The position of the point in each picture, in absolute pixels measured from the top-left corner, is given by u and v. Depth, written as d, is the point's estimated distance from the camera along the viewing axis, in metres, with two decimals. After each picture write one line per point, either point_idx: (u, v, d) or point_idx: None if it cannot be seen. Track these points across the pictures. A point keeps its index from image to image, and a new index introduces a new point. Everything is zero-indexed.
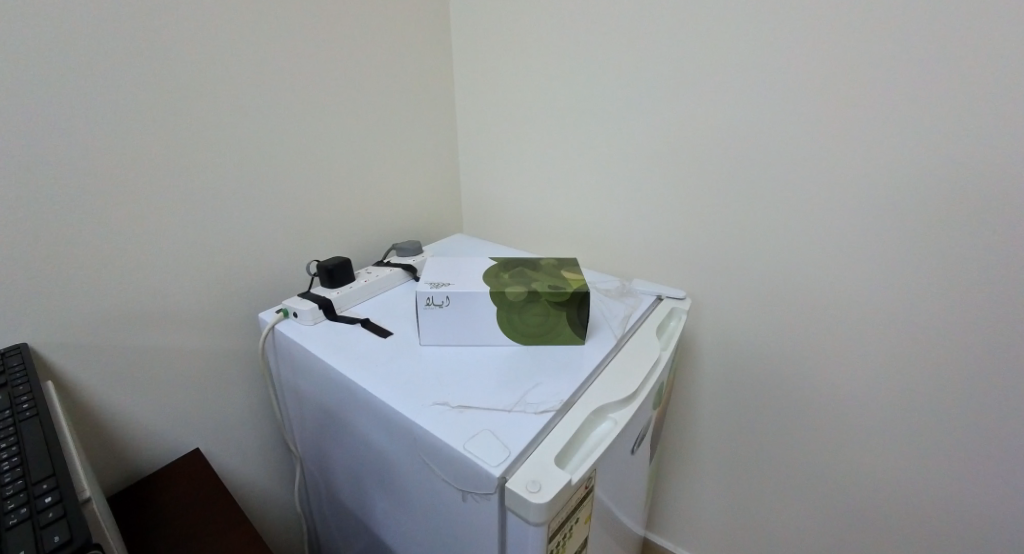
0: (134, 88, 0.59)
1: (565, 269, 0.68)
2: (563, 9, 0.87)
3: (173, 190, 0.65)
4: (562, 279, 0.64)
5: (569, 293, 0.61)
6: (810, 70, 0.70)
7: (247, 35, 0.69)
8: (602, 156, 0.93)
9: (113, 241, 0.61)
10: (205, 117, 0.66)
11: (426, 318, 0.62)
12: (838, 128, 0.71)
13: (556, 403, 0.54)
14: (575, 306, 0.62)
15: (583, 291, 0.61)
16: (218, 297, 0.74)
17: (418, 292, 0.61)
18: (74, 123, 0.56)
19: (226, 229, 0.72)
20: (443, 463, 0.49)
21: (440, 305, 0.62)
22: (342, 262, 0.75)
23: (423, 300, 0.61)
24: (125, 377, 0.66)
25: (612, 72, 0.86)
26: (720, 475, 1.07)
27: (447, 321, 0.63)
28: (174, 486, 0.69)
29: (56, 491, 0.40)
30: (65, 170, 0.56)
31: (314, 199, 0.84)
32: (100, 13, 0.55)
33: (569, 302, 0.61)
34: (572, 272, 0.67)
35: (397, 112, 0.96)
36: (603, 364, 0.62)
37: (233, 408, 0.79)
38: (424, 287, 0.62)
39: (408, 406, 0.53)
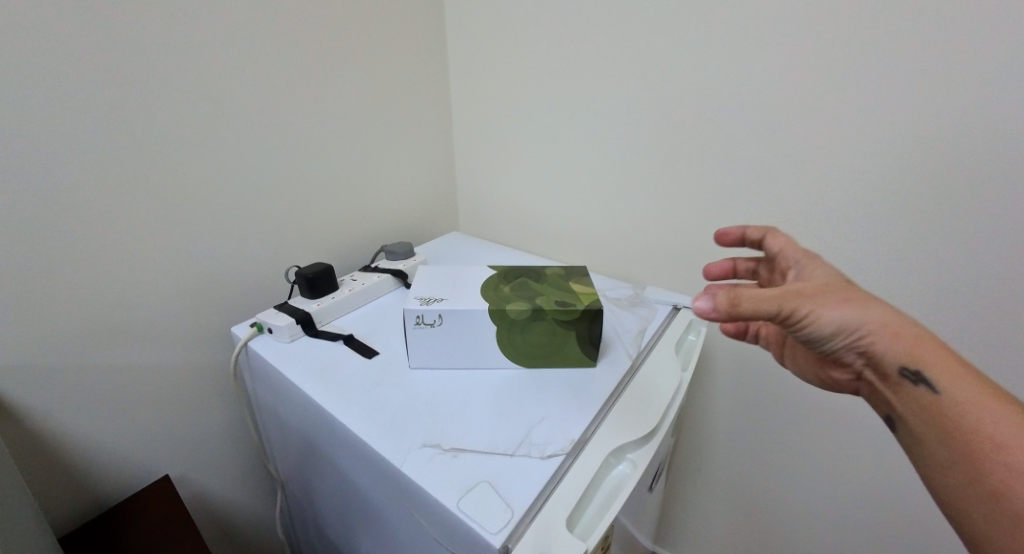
0: (77, 76, 0.50)
1: (574, 279, 0.59)
2: None
3: (130, 192, 0.57)
4: (571, 291, 0.57)
5: (579, 311, 0.53)
6: (863, 49, 0.55)
7: (208, 12, 0.59)
8: (608, 141, 0.79)
9: (51, 243, 0.52)
10: (165, 107, 0.57)
11: (415, 340, 0.55)
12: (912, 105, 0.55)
13: (566, 444, 0.46)
14: (587, 324, 0.54)
15: (595, 308, 0.53)
16: (186, 312, 0.66)
17: (406, 310, 0.53)
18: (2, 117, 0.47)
19: (188, 229, 0.63)
20: (435, 521, 0.42)
21: (432, 324, 0.54)
22: (324, 269, 0.67)
23: (412, 319, 0.54)
24: (82, 405, 0.58)
25: (618, 54, 0.73)
26: (733, 505, 0.96)
27: (440, 342, 0.55)
28: (142, 520, 0.61)
29: None
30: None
31: (290, 196, 0.75)
32: None
33: (579, 320, 0.53)
34: (582, 284, 0.58)
35: (386, 100, 0.86)
36: (617, 390, 0.54)
37: (209, 431, 0.72)
38: (413, 303, 0.54)
39: (393, 450, 0.45)
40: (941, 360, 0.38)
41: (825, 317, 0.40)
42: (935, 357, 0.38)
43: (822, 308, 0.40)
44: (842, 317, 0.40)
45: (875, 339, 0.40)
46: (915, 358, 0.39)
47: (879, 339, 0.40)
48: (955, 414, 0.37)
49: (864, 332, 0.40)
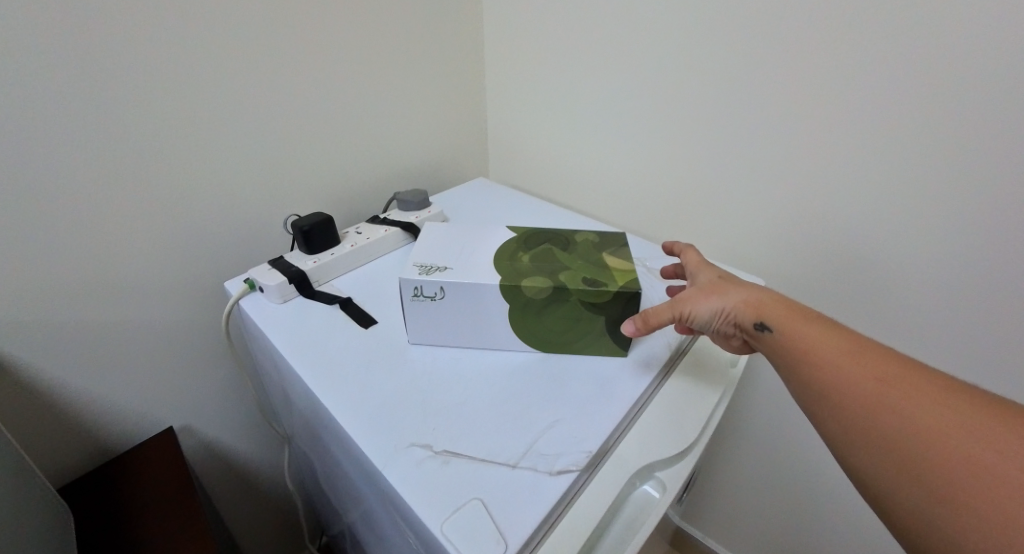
0: None
1: (609, 249, 0.49)
2: None
3: (99, 127, 0.50)
4: (603, 265, 0.46)
5: (610, 293, 0.43)
6: None
7: None
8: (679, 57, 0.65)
9: (6, 183, 0.46)
10: (132, 24, 0.49)
11: (414, 315, 0.47)
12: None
13: (581, 456, 0.38)
14: (620, 308, 0.44)
15: (630, 290, 0.43)
16: (178, 262, 0.61)
17: (402, 280, 0.45)
18: None
19: (169, 168, 0.56)
20: (419, 538, 0.35)
21: (432, 298, 0.45)
22: (322, 221, 0.59)
23: (409, 291, 0.45)
24: (72, 356, 0.56)
25: None
26: (767, 491, 0.89)
27: (442, 318, 0.47)
28: (144, 473, 0.60)
29: None
30: None
31: (287, 130, 0.66)
32: None
33: (610, 303, 0.43)
34: (617, 256, 0.47)
35: (401, 20, 0.74)
36: (649, 390, 0.45)
37: (214, 383, 0.70)
38: (410, 271, 0.46)
39: (376, 448, 0.39)
40: (790, 322, 0.41)
41: (701, 313, 0.45)
42: (785, 318, 0.41)
43: (695, 304, 0.45)
44: (714, 307, 0.45)
45: (746, 320, 0.43)
46: (775, 325, 0.41)
47: (747, 318, 0.43)
48: (823, 380, 0.37)
49: (734, 315, 0.44)
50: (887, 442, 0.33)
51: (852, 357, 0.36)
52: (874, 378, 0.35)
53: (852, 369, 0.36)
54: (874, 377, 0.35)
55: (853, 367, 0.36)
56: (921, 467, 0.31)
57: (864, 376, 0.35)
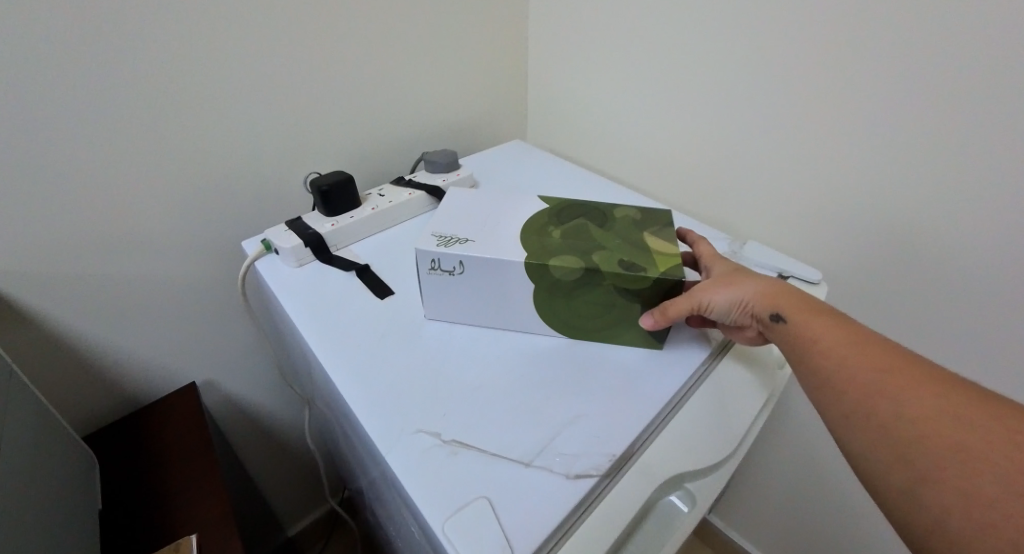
0: None
1: (651, 227, 0.43)
2: None
3: (110, 71, 0.47)
4: (644, 246, 0.41)
5: (649, 280, 0.38)
6: None
7: None
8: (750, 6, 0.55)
9: (17, 129, 0.44)
10: None
11: (431, 289, 0.43)
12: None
13: (604, 460, 0.34)
14: (660, 295, 0.39)
15: (673, 278, 0.37)
16: (197, 218, 0.59)
17: (418, 251, 0.41)
18: None
19: (185, 119, 0.54)
20: (422, 530, 0.33)
21: (450, 272, 0.42)
22: (342, 181, 0.56)
23: (426, 263, 0.42)
24: (95, 308, 0.56)
25: None
26: (800, 498, 0.83)
27: (461, 294, 0.43)
28: (167, 423, 0.61)
29: None
30: None
31: (310, 81, 0.62)
32: None
33: (650, 289, 0.38)
34: (661, 236, 0.42)
35: None
36: (686, 389, 0.40)
37: (236, 342, 0.69)
38: (428, 241, 0.42)
39: (382, 431, 0.36)
40: (804, 313, 0.39)
41: (718, 304, 0.40)
42: (799, 309, 0.39)
43: (711, 294, 0.41)
44: (731, 297, 0.41)
45: (761, 312, 0.40)
46: (790, 316, 0.39)
47: (763, 310, 0.40)
48: (826, 367, 0.36)
49: (750, 307, 0.41)
50: (888, 434, 0.31)
51: (857, 347, 0.35)
52: (874, 364, 0.34)
53: (853, 356, 0.35)
54: (874, 362, 0.34)
55: (857, 356, 0.35)
56: (923, 461, 0.30)
57: (869, 366, 0.34)
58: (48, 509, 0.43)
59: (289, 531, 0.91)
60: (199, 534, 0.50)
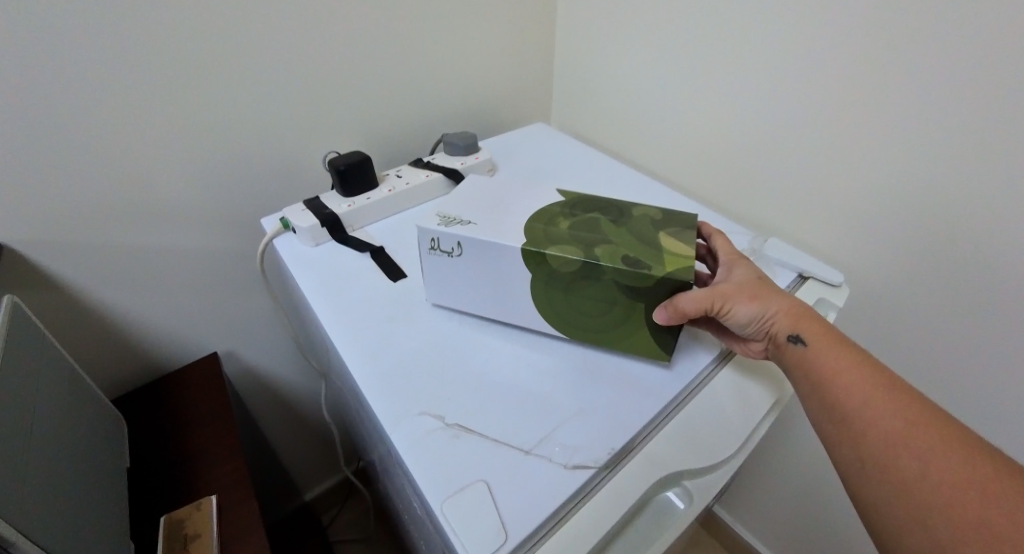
0: None
1: (668, 229, 0.40)
2: None
3: (137, 49, 0.48)
4: (656, 246, 0.38)
5: (652, 279, 0.35)
6: None
7: None
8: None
9: (48, 104, 0.46)
10: None
11: (430, 268, 0.43)
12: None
13: (604, 453, 0.34)
14: (666, 296, 0.36)
15: (679, 278, 0.35)
16: (219, 194, 0.61)
17: (420, 228, 0.41)
18: None
19: (208, 98, 0.55)
20: (421, 507, 0.34)
21: (449, 253, 0.41)
22: (359, 162, 0.56)
23: (426, 242, 0.42)
24: (123, 278, 0.58)
25: None
26: (808, 500, 0.82)
27: (459, 278, 0.43)
28: (189, 390, 0.64)
29: None
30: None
31: (334, 60, 0.62)
32: None
33: (655, 289, 0.36)
34: (676, 239, 0.39)
35: None
36: (691, 387, 0.40)
37: (257, 315, 0.72)
38: (430, 220, 0.42)
39: (388, 411, 0.37)
40: (827, 341, 0.37)
41: (737, 313, 0.38)
42: (824, 339, 0.37)
43: (733, 302, 0.38)
44: (754, 311, 0.38)
45: (780, 331, 0.38)
46: (809, 343, 0.37)
47: (782, 329, 0.38)
48: (846, 409, 0.34)
49: (771, 324, 0.38)
50: (904, 495, 0.31)
51: (879, 389, 0.34)
52: (898, 413, 0.32)
53: (878, 402, 0.33)
54: (898, 413, 0.32)
55: (881, 400, 0.33)
56: (944, 532, 0.29)
57: (890, 414, 0.33)
58: (83, 461, 0.46)
59: (306, 495, 0.96)
60: (217, 494, 0.52)
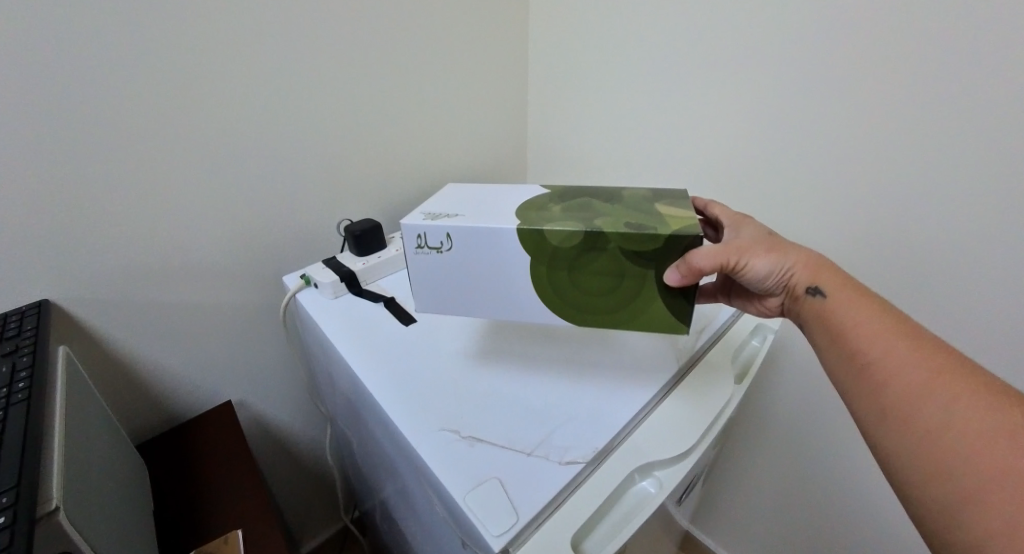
0: (142, 30, 0.52)
1: (664, 205, 0.43)
2: None
3: (193, 144, 0.60)
4: (656, 214, 0.41)
5: (659, 239, 0.37)
6: None
7: None
8: (707, 72, 0.68)
9: (117, 190, 0.56)
10: (228, 61, 0.59)
11: (420, 268, 0.44)
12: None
13: (590, 451, 0.43)
14: (673, 256, 0.38)
15: (685, 233, 0.37)
16: (246, 259, 0.71)
17: (407, 226, 0.42)
18: (78, 71, 0.50)
19: (245, 180, 0.66)
20: (444, 504, 0.42)
21: (438, 249, 0.42)
22: (372, 227, 0.67)
23: (414, 240, 0.42)
24: (157, 333, 0.65)
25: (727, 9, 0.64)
26: (788, 510, 0.90)
27: (453, 272, 0.43)
28: (206, 436, 0.69)
29: (14, 490, 0.35)
30: (78, 125, 0.52)
31: (351, 148, 0.75)
32: None
33: (661, 248, 0.38)
34: (676, 209, 0.42)
35: (458, 50, 0.82)
36: (656, 398, 0.50)
37: (269, 367, 0.78)
38: (416, 217, 0.42)
39: (413, 428, 0.45)
40: (845, 290, 0.43)
41: (757, 267, 0.44)
42: (840, 287, 0.43)
43: (754, 258, 0.44)
44: (771, 265, 0.44)
45: (801, 282, 0.44)
46: (828, 292, 0.43)
47: (802, 281, 0.44)
48: (870, 357, 0.39)
49: (790, 276, 0.45)
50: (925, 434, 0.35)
51: (906, 340, 0.38)
52: (924, 363, 0.37)
53: (903, 352, 0.38)
54: (923, 362, 0.37)
55: (909, 350, 0.38)
56: (953, 463, 0.33)
57: (916, 362, 0.37)
58: (128, 494, 0.51)
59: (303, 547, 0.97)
60: (242, 529, 0.57)
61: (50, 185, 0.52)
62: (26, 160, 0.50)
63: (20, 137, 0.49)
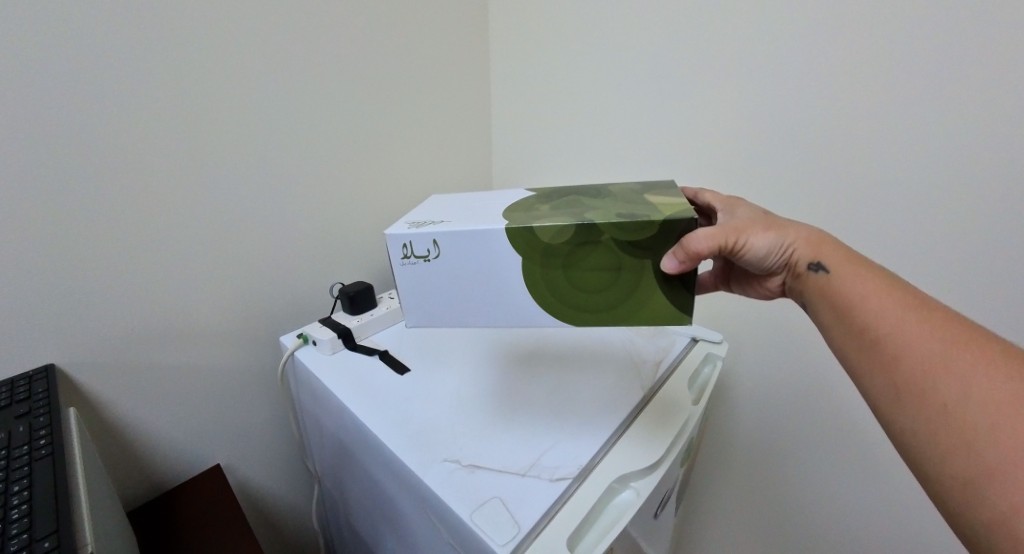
0: (171, 128, 0.61)
1: (650, 199, 0.47)
2: (601, 47, 0.86)
3: (205, 221, 0.67)
4: (641, 206, 0.45)
5: (651, 227, 0.41)
6: (863, 117, 0.64)
7: (288, 78, 0.71)
8: (643, 148, 0.87)
9: (132, 264, 0.62)
10: (243, 152, 0.69)
11: (407, 276, 0.47)
12: (967, 96, 0.57)
13: (575, 468, 0.50)
14: (664, 243, 0.42)
15: (674, 221, 0.41)
16: (244, 323, 0.76)
17: (392, 236, 0.46)
18: (112, 162, 0.58)
19: (249, 251, 0.73)
20: (451, 526, 0.47)
21: (424, 256, 0.46)
22: (364, 288, 0.74)
23: (400, 249, 0.46)
24: (154, 397, 0.68)
25: (648, 106, 0.84)
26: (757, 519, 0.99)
27: (442, 277, 0.47)
28: (197, 501, 0.70)
29: (55, 534, 0.37)
30: (105, 208, 0.58)
31: (344, 219, 0.85)
32: (147, 65, 0.58)
33: (653, 237, 0.42)
34: (668, 200, 0.46)
35: (434, 135, 0.98)
36: (627, 421, 0.58)
37: (259, 427, 0.81)
38: (400, 228, 0.46)
39: (418, 461, 0.51)
40: (845, 265, 0.47)
41: (758, 246, 0.49)
42: (839, 261, 0.47)
43: (755, 238, 0.48)
44: (771, 243, 0.49)
45: (803, 258, 0.49)
46: (829, 266, 0.47)
47: (804, 257, 0.49)
48: (879, 330, 0.43)
49: (792, 253, 0.49)
50: (941, 402, 0.38)
51: (916, 314, 0.42)
52: (937, 334, 0.40)
53: (914, 325, 0.41)
54: (936, 333, 0.40)
55: (919, 323, 0.41)
56: (970, 429, 0.36)
57: (928, 334, 0.40)
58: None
59: None
60: None
61: (74, 261, 0.57)
62: (55, 239, 0.55)
63: (53, 220, 0.55)
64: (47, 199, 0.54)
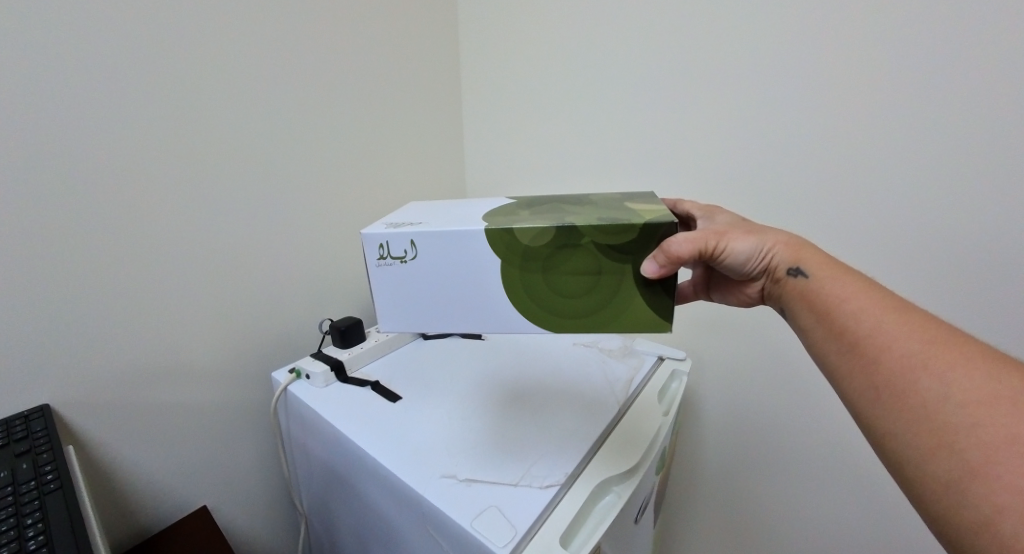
0: (178, 179, 0.67)
1: (629, 206, 0.55)
2: (562, 104, 1.01)
3: (204, 263, 0.72)
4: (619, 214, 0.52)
5: (629, 234, 0.48)
6: (779, 159, 0.80)
7: (288, 133, 0.80)
8: (603, 189, 1.00)
9: (134, 305, 0.65)
10: (243, 199, 0.75)
11: (380, 273, 0.53)
12: (847, 144, 0.74)
13: (561, 476, 0.55)
14: (641, 247, 0.49)
15: (652, 227, 0.48)
16: (238, 360, 0.79)
17: (369, 237, 0.51)
18: (122, 211, 0.63)
19: (245, 290, 0.78)
20: (450, 537, 0.51)
21: (398, 256, 0.52)
22: (353, 323, 0.78)
23: (376, 250, 0.52)
24: (147, 436, 0.69)
25: (605, 153, 0.98)
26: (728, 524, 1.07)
27: (416, 276, 0.53)
28: (186, 542, 0.70)
29: None
30: (113, 253, 0.63)
31: (335, 257, 0.92)
32: (160, 124, 0.64)
33: (631, 242, 0.49)
34: (646, 208, 0.53)
35: (416, 180, 1.08)
36: (605, 434, 0.63)
37: (250, 463, 0.82)
38: (377, 229, 0.52)
39: (418, 479, 0.55)
40: (824, 269, 0.51)
41: (739, 250, 0.54)
42: (819, 266, 0.52)
43: (737, 242, 0.54)
44: (752, 247, 0.54)
45: (783, 261, 0.53)
46: (808, 270, 0.52)
47: (784, 262, 0.53)
48: (858, 332, 0.46)
49: (772, 257, 0.54)
50: (922, 403, 0.41)
51: (898, 319, 0.45)
52: (917, 336, 0.44)
53: (895, 327, 0.45)
54: (917, 336, 0.44)
55: (900, 327, 0.45)
56: (945, 427, 0.39)
57: (909, 337, 0.44)
58: None
59: None
60: None
61: (79, 303, 0.61)
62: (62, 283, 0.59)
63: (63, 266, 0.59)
64: (61, 246, 0.58)
